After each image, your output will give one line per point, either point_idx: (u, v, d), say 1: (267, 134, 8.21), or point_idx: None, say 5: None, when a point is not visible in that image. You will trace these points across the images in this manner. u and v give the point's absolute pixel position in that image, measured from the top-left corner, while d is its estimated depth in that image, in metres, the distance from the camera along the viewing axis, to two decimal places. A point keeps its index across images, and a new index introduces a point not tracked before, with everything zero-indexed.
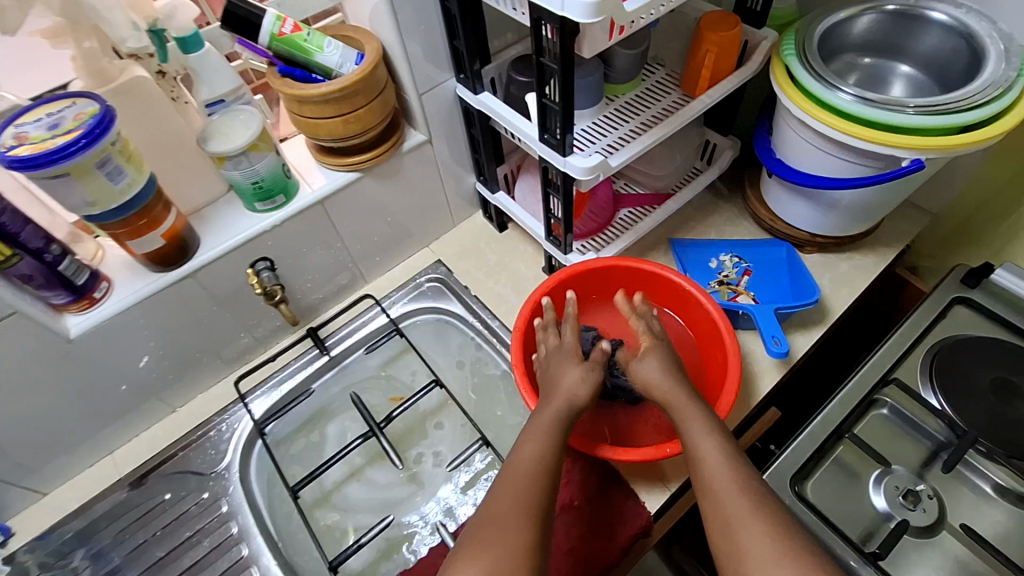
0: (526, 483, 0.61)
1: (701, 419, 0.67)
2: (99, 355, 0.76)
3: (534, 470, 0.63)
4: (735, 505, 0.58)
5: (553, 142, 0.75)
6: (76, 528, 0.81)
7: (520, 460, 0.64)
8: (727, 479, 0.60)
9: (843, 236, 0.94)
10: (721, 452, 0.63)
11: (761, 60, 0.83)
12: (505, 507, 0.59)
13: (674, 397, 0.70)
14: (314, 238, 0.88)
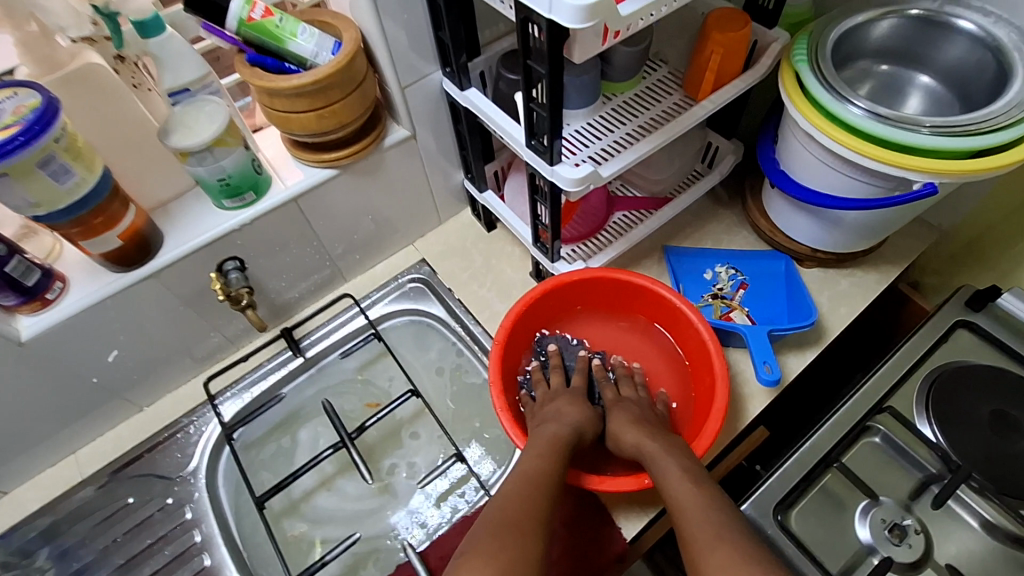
0: (511, 514, 0.60)
1: (675, 461, 0.67)
2: (54, 356, 0.72)
3: (518, 500, 0.62)
4: (717, 542, 0.58)
5: (540, 149, 0.70)
6: (35, 531, 0.79)
7: (503, 491, 0.63)
8: (707, 521, 0.60)
9: (845, 253, 0.89)
10: (700, 490, 0.63)
11: (770, 63, 0.77)
12: (488, 537, 0.57)
13: (646, 443, 0.70)
14: (287, 237, 0.83)
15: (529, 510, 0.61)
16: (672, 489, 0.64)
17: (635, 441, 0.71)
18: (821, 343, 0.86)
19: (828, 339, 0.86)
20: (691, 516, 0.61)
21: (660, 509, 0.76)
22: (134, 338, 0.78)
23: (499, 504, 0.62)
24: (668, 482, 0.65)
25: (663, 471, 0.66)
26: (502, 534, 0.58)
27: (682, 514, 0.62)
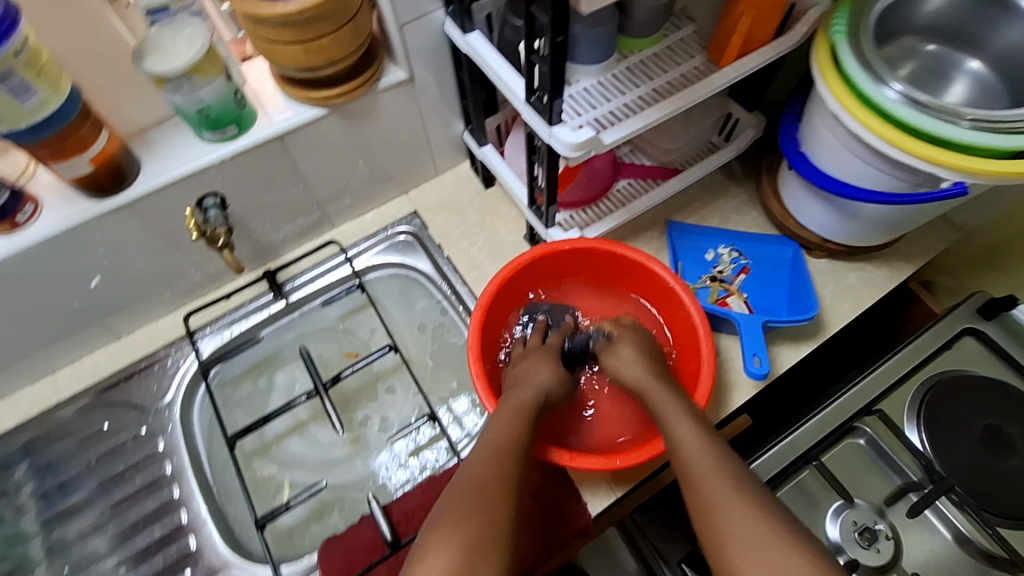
0: (494, 473, 0.59)
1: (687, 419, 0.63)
2: (28, 278, 0.71)
3: (502, 456, 0.61)
4: (727, 513, 0.54)
5: (540, 106, 0.65)
6: (12, 446, 0.80)
7: (483, 445, 0.63)
8: (714, 467, 0.58)
9: (858, 246, 0.84)
10: (710, 454, 0.59)
11: (806, 30, 0.70)
12: (469, 491, 0.57)
13: (655, 392, 0.67)
14: (270, 177, 0.80)
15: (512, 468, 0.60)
16: (679, 451, 0.60)
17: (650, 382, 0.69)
18: (818, 338, 0.82)
19: (826, 335, 0.82)
20: (704, 483, 0.57)
21: (627, 489, 0.75)
22: (112, 268, 0.77)
23: (483, 459, 0.61)
24: (675, 440, 0.61)
25: (673, 432, 0.62)
26: (485, 489, 0.57)
27: (690, 481, 0.58)
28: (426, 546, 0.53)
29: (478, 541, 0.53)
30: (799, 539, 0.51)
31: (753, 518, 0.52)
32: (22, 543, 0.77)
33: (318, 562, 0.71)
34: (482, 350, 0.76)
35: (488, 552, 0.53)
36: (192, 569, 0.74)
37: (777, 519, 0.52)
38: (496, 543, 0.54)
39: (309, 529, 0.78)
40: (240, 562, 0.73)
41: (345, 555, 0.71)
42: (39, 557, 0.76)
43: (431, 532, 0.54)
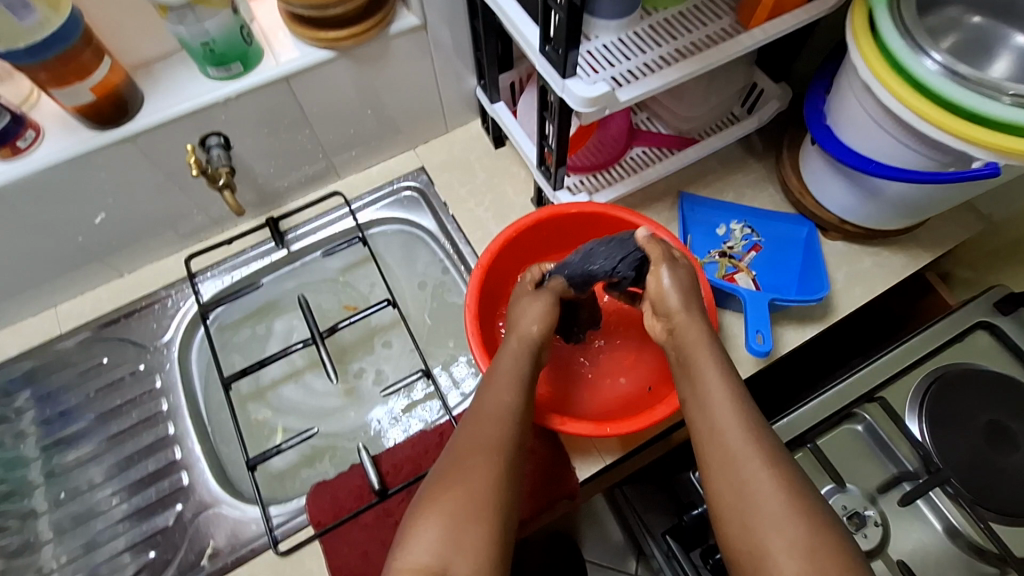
0: (491, 441, 0.55)
1: (722, 385, 0.56)
2: (29, 208, 0.71)
3: (499, 424, 0.56)
4: (758, 499, 0.49)
5: (554, 57, 0.62)
6: (16, 373, 0.82)
7: (477, 413, 0.58)
8: (738, 431, 0.53)
9: (876, 229, 0.81)
10: (744, 430, 0.53)
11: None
12: (465, 461, 0.53)
13: (694, 353, 0.59)
14: (276, 121, 0.78)
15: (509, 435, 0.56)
16: (709, 422, 0.54)
17: (690, 339, 0.60)
18: (825, 320, 0.80)
19: (834, 318, 0.80)
20: (734, 462, 0.51)
21: (617, 457, 0.75)
22: (116, 204, 0.77)
23: (477, 426, 0.56)
24: (705, 410, 0.55)
25: (705, 400, 0.56)
26: (481, 458, 0.53)
27: (717, 454, 0.53)
28: (417, 518, 0.50)
29: (472, 516, 0.49)
30: (826, 523, 0.47)
31: (785, 506, 0.48)
32: (21, 467, 0.78)
33: (306, 504, 0.71)
34: (479, 308, 0.75)
35: (487, 521, 0.50)
36: (183, 504, 0.75)
37: (805, 503, 0.48)
38: (494, 512, 0.51)
39: (300, 474, 0.79)
40: (230, 500, 0.74)
41: (334, 499, 0.71)
42: (37, 482, 0.78)
43: (423, 503, 0.51)
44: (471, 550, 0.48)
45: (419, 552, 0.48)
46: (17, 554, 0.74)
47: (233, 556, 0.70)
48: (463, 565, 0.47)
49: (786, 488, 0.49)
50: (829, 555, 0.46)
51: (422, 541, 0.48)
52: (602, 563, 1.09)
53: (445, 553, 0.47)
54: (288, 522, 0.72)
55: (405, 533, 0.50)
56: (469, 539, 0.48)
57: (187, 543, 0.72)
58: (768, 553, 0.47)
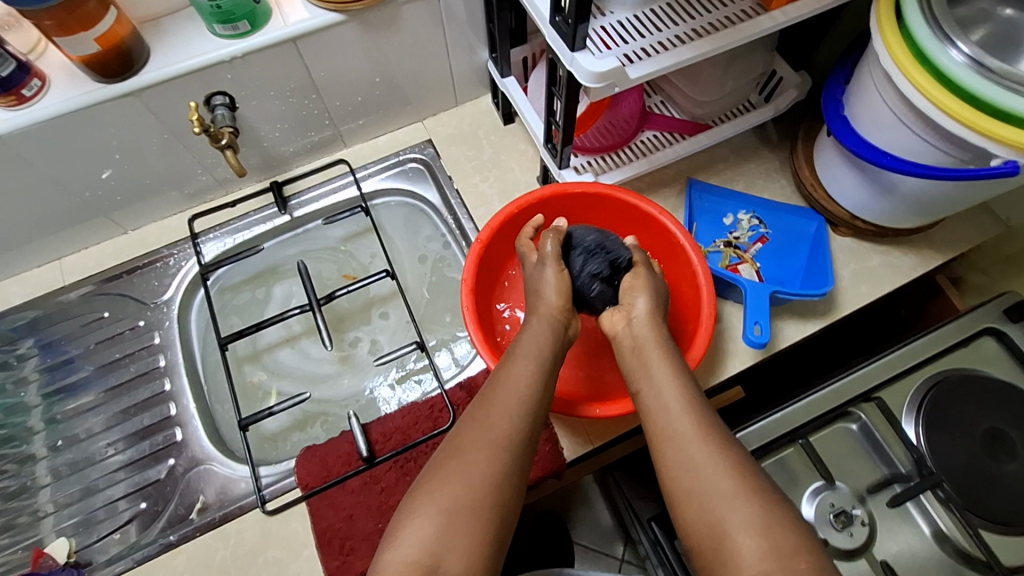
0: (490, 434, 0.53)
1: (672, 378, 0.57)
2: (35, 158, 0.71)
3: (499, 418, 0.54)
4: (714, 483, 0.49)
5: (564, 29, 0.61)
6: (20, 321, 0.83)
7: (487, 404, 0.56)
8: (689, 420, 0.53)
9: (888, 227, 0.79)
10: (692, 419, 0.53)
11: None
12: (457, 454, 0.52)
13: (646, 348, 0.60)
14: (283, 85, 0.77)
15: (516, 428, 0.54)
16: (662, 412, 0.55)
17: (642, 334, 0.62)
18: (827, 317, 0.78)
19: (837, 315, 0.78)
20: (685, 450, 0.52)
21: (605, 441, 0.75)
22: (123, 160, 0.77)
23: (480, 420, 0.54)
24: (658, 402, 0.56)
25: (655, 395, 0.56)
26: (477, 452, 0.52)
27: (672, 444, 0.53)
28: (408, 514, 0.50)
29: (466, 514, 0.49)
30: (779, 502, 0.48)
31: (744, 493, 0.48)
32: (22, 413, 0.80)
33: (295, 467, 0.72)
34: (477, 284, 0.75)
35: (473, 517, 0.49)
36: (175, 459, 0.76)
37: (758, 485, 0.49)
38: (480, 510, 0.49)
39: (291, 438, 0.80)
40: (221, 458, 0.76)
41: (322, 463, 0.72)
42: (37, 428, 0.80)
43: (414, 498, 0.51)
44: (462, 546, 0.47)
45: (409, 547, 0.47)
46: (14, 496, 0.76)
47: (220, 511, 0.72)
48: (455, 562, 0.47)
49: (738, 472, 0.49)
50: (784, 534, 0.46)
51: (410, 535, 0.48)
52: (589, 545, 1.09)
53: (436, 549, 0.47)
54: (276, 483, 0.73)
55: (396, 527, 0.50)
56: (461, 536, 0.48)
57: (178, 497, 0.74)
58: (726, 536, 0.47)
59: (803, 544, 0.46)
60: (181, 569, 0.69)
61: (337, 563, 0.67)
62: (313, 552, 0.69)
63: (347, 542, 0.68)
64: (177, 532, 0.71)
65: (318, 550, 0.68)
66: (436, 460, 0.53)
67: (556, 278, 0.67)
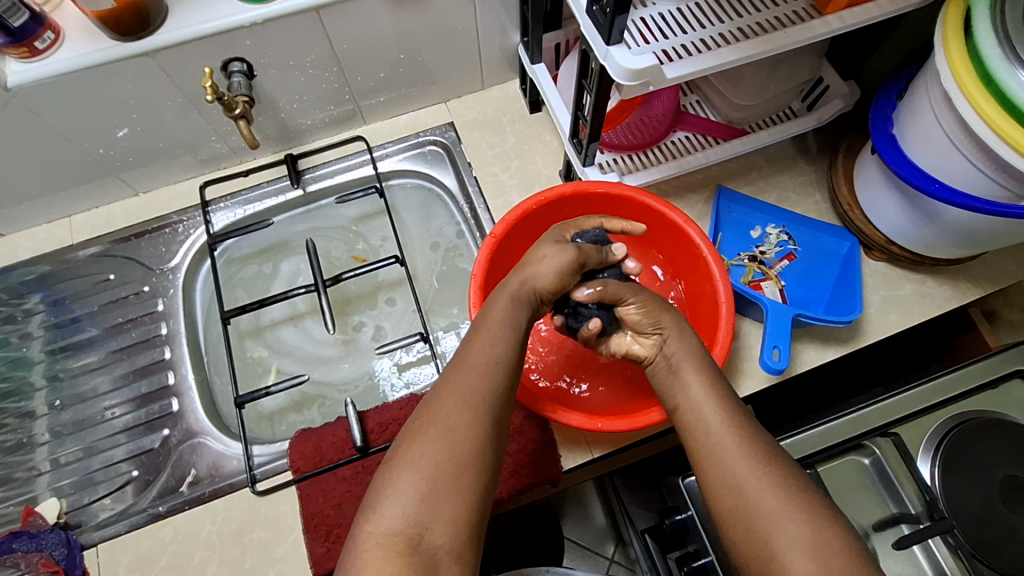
0: (470, 399, 0.50)
1: (709, 392, 0.55)
2: (47, 112, 0.69)
3: (476, 387, 0.51)
4: (755, 496, 0.48)
5: (600, 20, 0.57)
6: (28, 276, 0.83)
7: (467, 359, 0.53)
8: (727, 431, 0.52)
9: (926, 256, 0.75)
10: (731, 429, 0.52)
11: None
12: (435, 418, 0.49)
13: (682, 365, 0.58)
14: (303, 55, 0.74)
15: (499, 398, 0.52)
16: (701, 425, 0.53)
17: (676, 349, 0.59)
18: (850, 344, 0.74)
19: (861, 343, 0.75)
20: (725, 460, 0.50)
21: (606, 452, 0.72)
22: (139, 121, 0.75)
23: (455, 385, 0.51)
24: (697, 413, 0.54)
25: (694, 400, 0.55)
26: (462, 420, 0.49)
27: (711, 455, 0.51)
28: (387, 483, 0.47)
29: (452, 484, 0.47)
30: (826, 516, 0.47)
31: (786, 506, 0.47)
32: (24, 368, 0.80)
33: (288, 449, 0.71)
34: (485, 282, 0.72)
35: (461, 487, 0.47)
36: (170, 429, 0.76)
37: (801, 501, 0.47)
38: (469, 477, 0.48)
39: (288, 418, 0.79)
40: (216, 433, 0.75)
41: (315, 447, 0.71)
42: (38, 384, 0.79)
43: (389, 465, 0.48)
44: (448, 519, 0.46)
45: (391, 518, 0.45)
46: (11, 451, 0.76)
47: (211, 487, 0.71)
48: (438, 534, 0.45)
49: (780, 487, 0.48)
50: (831, 553, 0.45)
51: (389, 505, 0.46)
52: (581, 543, 1.08)
53: (420, 521, 0.45)
54: (269, 463, 0.72)
55: (375, 496, 0.47)
56: (447, 506, 0.46)
57: (170, 468, 0.73)
58: (766, 544, 0.47)
59: (849, 558, 0.45)
60: (168, 541, 0.69)
61: (323, 550, 0.67)
62: (300, 537, 0.68)
63: (334, 530, 0.67)
64: (166, 504, 0.70)
65: (305, 535, 0.68)
66: (409, 425, 0.50)
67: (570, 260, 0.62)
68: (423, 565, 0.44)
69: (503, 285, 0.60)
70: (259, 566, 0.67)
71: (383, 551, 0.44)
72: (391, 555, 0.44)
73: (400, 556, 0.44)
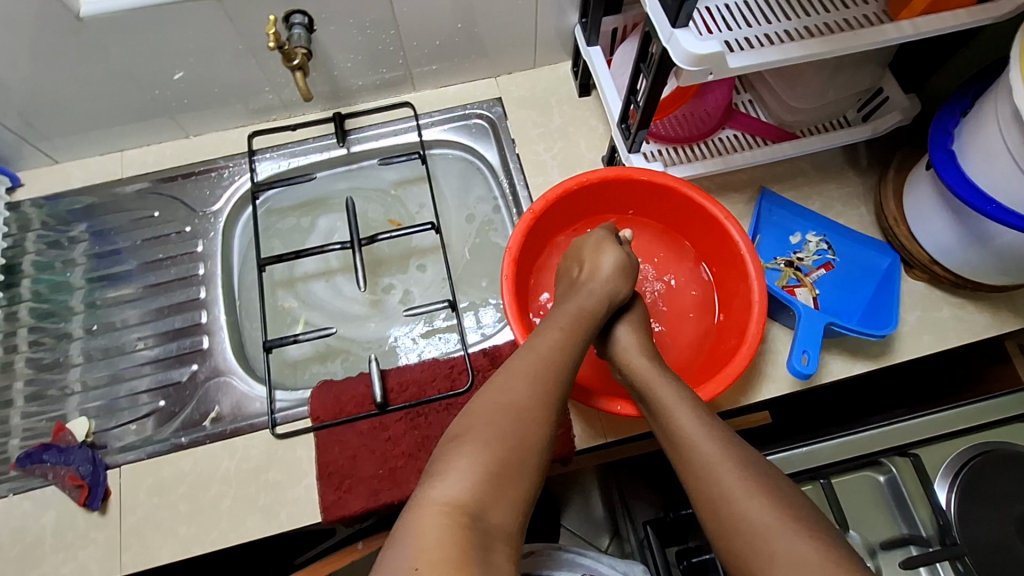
0: (535, 389, 0.53)
1: (686, 405, 0.58)
2: (112, 46, 0.72)
3: (530, 377, 0.54)
4: (748, 501, 0.49)
5: (669, 3, 0.56)
6: (76, 205, 0.86)
7: (532, 351, 0.57)
8: (715, 444, 0.54)
9: (970, 281, 0.73)
10: (723, 443, 0.54)
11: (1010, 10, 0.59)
12: (493, 405, 0.51)
13: (651, 377, 0.61)
14: (364, 15, 0.75)
15: (545, 393, 0.53)
16: (683, 440, 0.55)
17: (641, 369, 0.63)
18: (879, 360, 0.73)
19: (890, 359, 0.74)
20: (716, 469, 0.52)
21: (619, 438, 0.73)
22: (196, 65, 0.77)
23: (510, 374, 0.54)
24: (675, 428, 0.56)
25: (671, 420, 0.57)
26: (521, 406, 0.52)
27: (701, 467, 0.53)
28: (448, 461, 0.48)
29: (510, 469, 0.48)
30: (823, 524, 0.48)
31: (774, 518, 0.48)
32: (65, 292, 0.83)
33: (310, 398, 0.73)
34: (519, 257, 0.72)
35: (517, 472, 0.48)
36: (198, 365, 0.78)
37: (792, 508, 0.49)
38: (523, 463, 0.49)
39: (311, 368, 0.81)
40: (241, 375, 0.77)
41: (335, 400, 0.73)
42: (76, 309, 0.82)
43: (452, 443, 0.50)
44: (505, 502, 0.47)
45: (453, 489, 0.46)
46: (47, 368, 0.79)
47: (232, 425, 0.73)
48: (495, 515, 0.46)
49: (774, 493, 0.50)
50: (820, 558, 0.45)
51: (452, 478, 0.47)
52: (576, 532, 1.09)
53: (480, 498, 0.46)
54: (289, 409, 0.74)
55: (439, 468, 0.48)
56: (508, 490, 0.47)
57: (195, 402, 0.76)
58: (754, 554, 0.47)
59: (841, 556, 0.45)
60: (187, 471, 0.71)
61: (334, 498, 0.68)
62: (313, 482, 0.70)
63: (346, 480, 0.69)
64: (188, 436, 0.73)
65: (318, 481, 0.69)
66: (465, 412, 0.52)
67: (618, 262, 0.68)
68: (482, 539, 0.44)
69: (553, 319, 0.62)
70: (271, 505, 0.69)
71: (446, 520, 0.44)
72: (451, 525, 0.44)
73: (461, 527, 0.44)
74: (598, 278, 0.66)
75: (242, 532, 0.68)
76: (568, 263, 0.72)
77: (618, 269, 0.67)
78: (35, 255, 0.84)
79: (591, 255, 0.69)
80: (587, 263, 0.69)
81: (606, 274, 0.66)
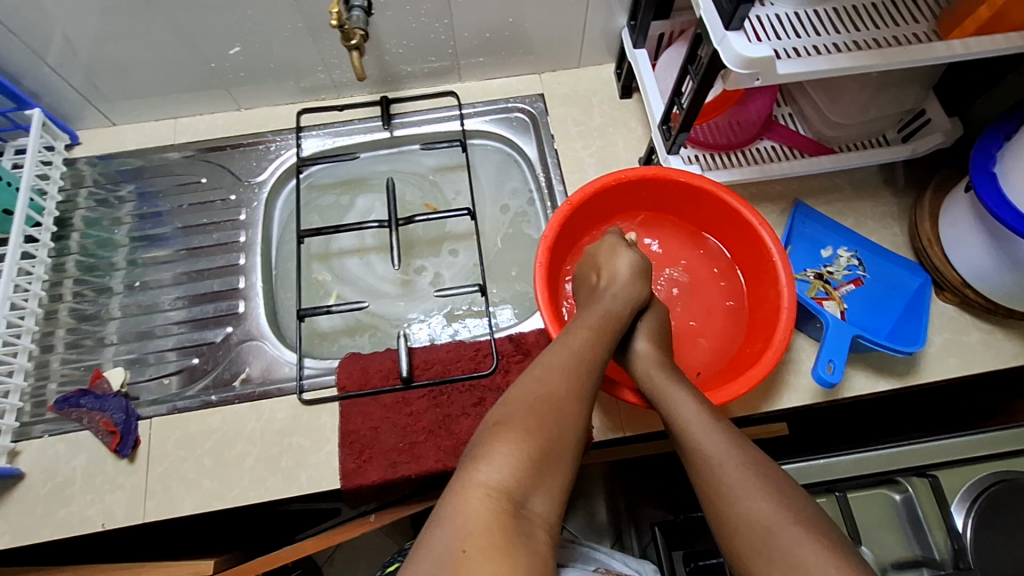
0: (571, 384, 0.55)
1: (695, 407, 0.59)
2: (178, 15, 0.75)
3: (567, 371, 0.55)
4: (753, 498, 0.50)
5: (724, 6, 0.58)
6: (127, 166, 0.89)
7: (564, 347, 0.58)
8: (721, 444, 0.55)
9: (1002, 306, 0.72)
10: (731, 443, 0.55)
11: None
12: (531, 396, 0.53)
13: (656, 377, 0.63)
14: (420, 3, 0.78)
15: (579, 388, 0.55)
16: (690, 439, 0.57)
17: (645, 371, 0.65)
18: (903, 378, 0.73)
19: (915, 379, 0.73)
20: (722, 468, 0.53)
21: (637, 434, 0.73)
22: (255, 40, 0.80)
23: (545, 367, 0.56)
24: (682, 428, 0.58)
25: (679, 422, 0.58)
26: (558, 399, 0.53)
27: (709, 466, 0.54)
28: (489, 446, 0.49)
29: (549, 459, 0.50)
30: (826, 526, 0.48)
31: (783, 517, 0.48)
32: (109, 249, 0.86)
33: (338, 367, 0.75)
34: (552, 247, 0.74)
35: (557, 462, 0.50)
36: (232, 328, 0.81)
37: (797, 508, 0.49)
38: (562, 454, 0.50)
39: (340, 340, 0.83)
40: (273, 340, 0.79)
41: (362, 371, 0.74)
42: (119, 265, 0.85)
43: (492, 429, 0.51)
44: (542, 489, 0.48)
45: (495, 474, 0.47)
46: (87, 319, 0.82)
47: (260, 387, 0.75)
48: (535, 503, 0.48)
49: (779, 493, 0.51)
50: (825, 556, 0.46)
51: (495, 464, 0.48)
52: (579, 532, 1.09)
53: (522, 486, 0.48)
54: (316, 376, 0.76)
55: (480, 452, 0.49)
56: (548, 480, 0.49)
57: (226, 363, 0.78)
58: (760, 550, 0.48)
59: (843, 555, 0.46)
60: (214, 427, 0.73)
61: (353, 466, 0.70)
62: (334, 449, 0.71)
63: (366, 450, 0.71)
64: (218, 394, 0.75)
65: (339, 448, 0.71)
66: (504, 402, 0.54)
67: (634, 263, 0.70)
68: (524, 526, 0.46)
69: (581, 318, 0.64)
70: (293, 467, 0.71)
71: (489, 504, 0.46)
72: (494, 509, 0.45)
73: (505, 513, 0.45)
74: (618, 283, 0.68)
75: (262, 491, 0.70)
76: (585, 267, 0.73)
77: (635, 269, 0.69)
78: (85, 211, 0.87)
79: (607, 260, 0.71)
80: (604, 269, 0.71)
81: (625, 278, 0.68)
